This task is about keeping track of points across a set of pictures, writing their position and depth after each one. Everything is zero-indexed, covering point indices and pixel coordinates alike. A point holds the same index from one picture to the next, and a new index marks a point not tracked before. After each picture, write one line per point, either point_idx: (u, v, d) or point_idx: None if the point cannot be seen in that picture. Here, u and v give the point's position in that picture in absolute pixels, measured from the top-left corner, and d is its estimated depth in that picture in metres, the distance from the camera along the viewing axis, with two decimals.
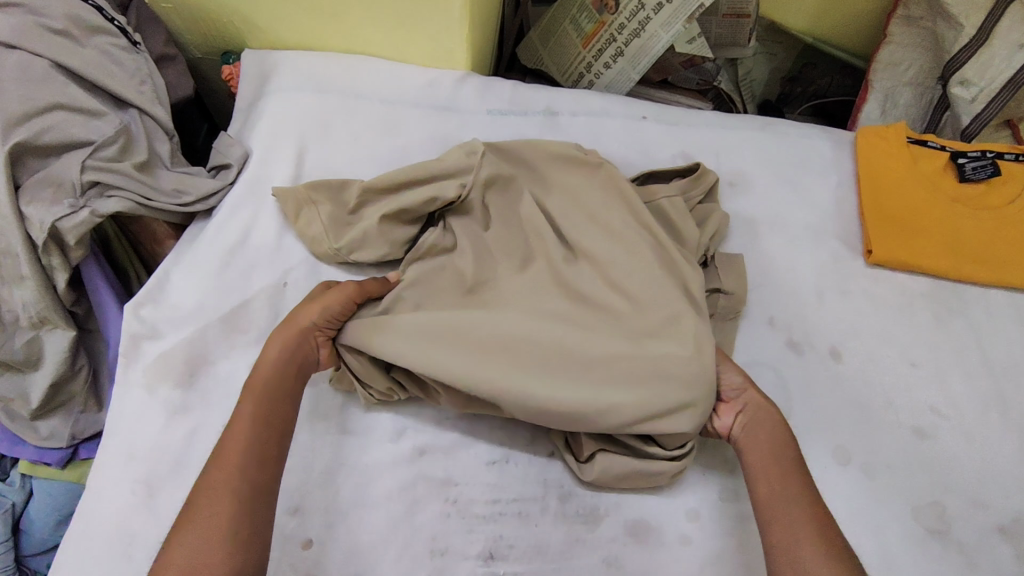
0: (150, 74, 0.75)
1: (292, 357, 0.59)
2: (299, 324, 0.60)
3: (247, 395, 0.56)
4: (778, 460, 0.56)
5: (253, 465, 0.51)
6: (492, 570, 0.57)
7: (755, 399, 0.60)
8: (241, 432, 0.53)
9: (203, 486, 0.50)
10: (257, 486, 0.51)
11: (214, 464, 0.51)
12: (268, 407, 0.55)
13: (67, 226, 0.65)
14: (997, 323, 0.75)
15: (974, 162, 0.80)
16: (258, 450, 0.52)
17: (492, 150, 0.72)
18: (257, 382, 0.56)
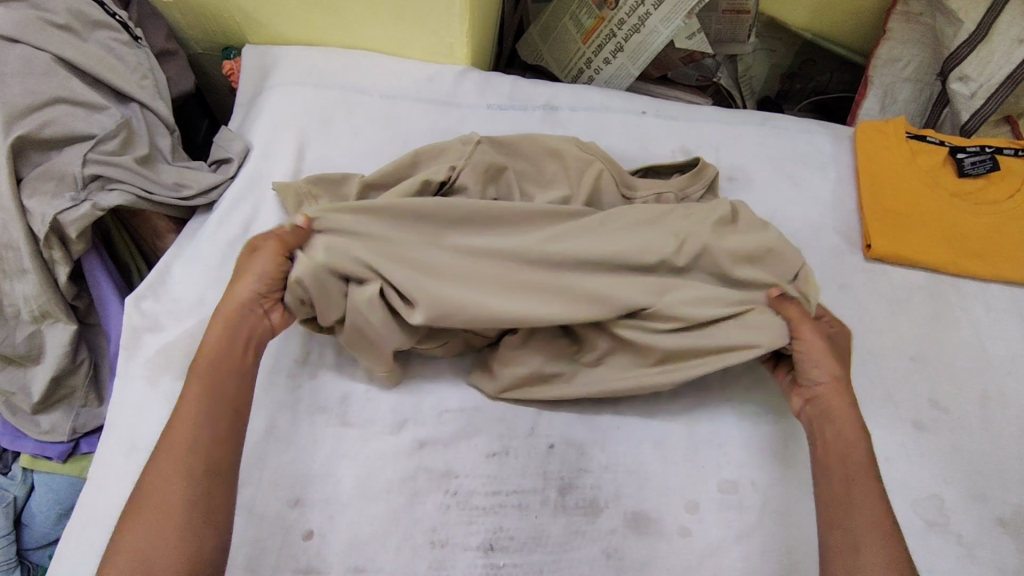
0: (151, 68, 0.76)
1: (239, 333, 0.59)
2: (239, 297, 0.60)
3: (195, 371, 0.56)
4: (847, 459, 0.56)
5: (198, 442, 0.52)
6: (493, 562, 0.58)
7: (831, 393, 0.60)
8: (187, 409, 0.54)
9: (155, 464, 0.52)
10: (206, 469, 0.51)
11: (165, 441, 0.53)
12: (213, 382, 0.56)
13: (69, 219, 0.65)
14: (996, 317, 0.75)
15: (973, 157, 0.80)
16: (204, 427, 0.53)
17: (490, 142, 0.74)
18: (203, 357, 0.57)
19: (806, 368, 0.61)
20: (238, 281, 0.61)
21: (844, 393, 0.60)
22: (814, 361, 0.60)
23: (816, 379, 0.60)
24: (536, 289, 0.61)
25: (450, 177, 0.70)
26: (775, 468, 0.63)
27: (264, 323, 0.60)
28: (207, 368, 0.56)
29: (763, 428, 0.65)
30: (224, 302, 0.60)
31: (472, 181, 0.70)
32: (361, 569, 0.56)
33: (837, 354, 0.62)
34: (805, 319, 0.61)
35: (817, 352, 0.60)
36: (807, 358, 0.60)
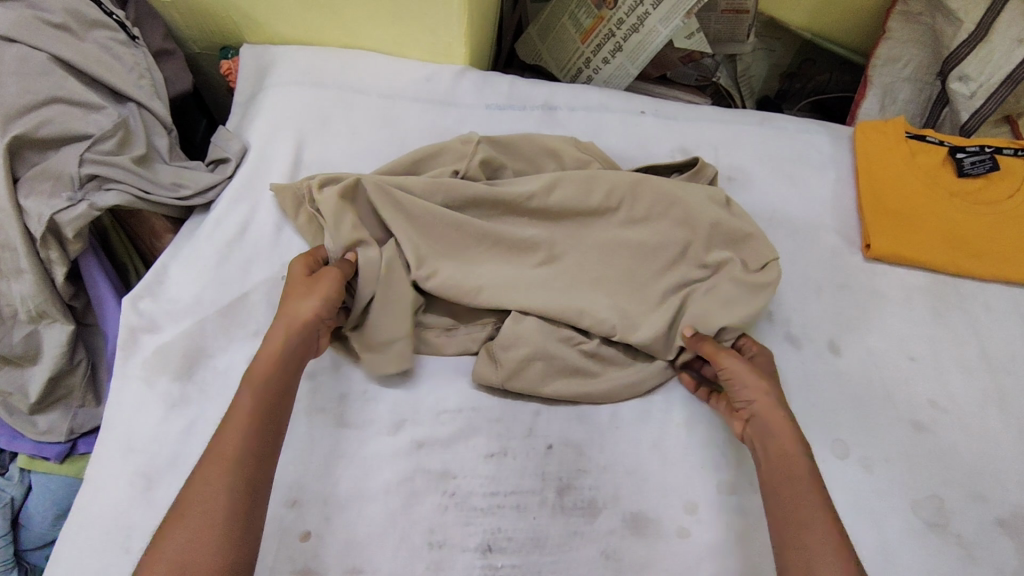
0: (148, 69, 0.76)
1: (294, 348, 0.57)
2: (303, 314, 0.58)
3: (247, 385, 0.54)
4: (790, 472, 0.53)
5: (248, 464, 0.50)
6: (490, 563, 0.57)
7: (767, 412, 0.58)
8: (240, 426, 0.51)
9: (202, 473, 0.49)
10: (251, 488, 0.49)
11: (210, 458, 0.50)
12: (269, 403, 0.53)
13: (66, 220, 0.65)
14: (996, 317, 0.75)
15: (973, 157, 0.80)
16: (255, 451, 0.51)
17: (489, 142, 0.74)
18: (258, 372, 0.55)
19: (738, 390, 0.60)
20: (303, 297, 0.59)
21: (779, 409, 0.57)
22: (742, 382, 0.60)
23: (753, 398, 0.59)
24: (546, 293, 0.66)
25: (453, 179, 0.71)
26: None
27: (314, 348, 0.60)
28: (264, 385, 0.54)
29: None
30: (290, 312, 0.59)
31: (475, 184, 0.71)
32: (358, 570, 0.56)
33: (765, 374, 0.61)
34: (722, 349, 0.62)
35: (742, 374, 0.60)
36: (736, 380, 0.60)
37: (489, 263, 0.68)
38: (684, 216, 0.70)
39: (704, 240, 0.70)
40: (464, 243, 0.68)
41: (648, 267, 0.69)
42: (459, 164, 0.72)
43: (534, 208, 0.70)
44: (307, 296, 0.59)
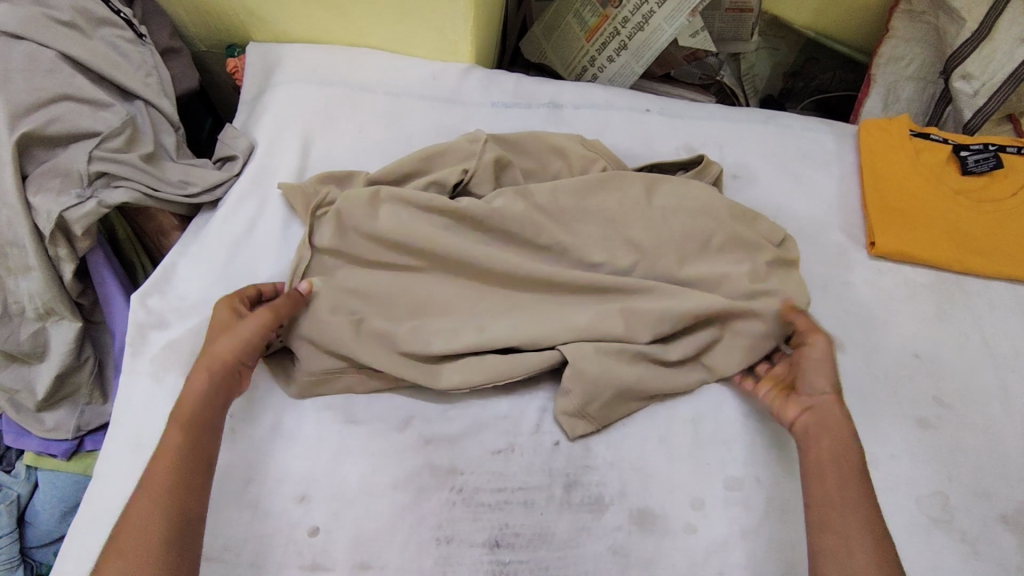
0: (155, 66, 0.76)
1: (218, 388, 0.57)
2: (223, 353, 0.58)
3: (173, 423, 0.54)
4: (838, 457, 0.55)
5: (179, 494, 0.50)
6: (498, 558, 0.58)
7: (833, 403, 0.59)
8: (169, 460, 0.51)
9: (130, 514, 0.48)
10: (182, 520, 0.49)
11: (138, 495, 0.49)
12: (196, 436, 0.54)
13: (74, 217, 0.65)
14: (999, 315, 0.75)
15: (976, 155, 0.80)
16: (184, 482, 0.51)
17: (495, 140, 0.75)
18: (184, 410, 0.55)
19: (810, 381, 0.61)
20: (223, 336, 0.59)
21: (842, 404, 0.59)
22: (816, 374, 0.61)
23: (823, 390, 0.60)
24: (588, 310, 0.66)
25: (462, 178, 0.71)
26: (780, 464, 0.63)
27: (241, 386, 0.60)
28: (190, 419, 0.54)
29: (767, 425, 0.65)
30: (208, 356, 0.58)
31: (483, 183, 0.72)
32: (367, 566, 0.56)
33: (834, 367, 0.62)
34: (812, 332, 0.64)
35: (815, 366, 0.61)
36: (811, 371, 0.61)
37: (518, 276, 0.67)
38: (698, 211, 0.70)
39: (723, 233, 0.70)
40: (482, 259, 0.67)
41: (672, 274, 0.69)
42: (468, 163, 0.72)
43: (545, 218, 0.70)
44: (228, 335, 0.59)
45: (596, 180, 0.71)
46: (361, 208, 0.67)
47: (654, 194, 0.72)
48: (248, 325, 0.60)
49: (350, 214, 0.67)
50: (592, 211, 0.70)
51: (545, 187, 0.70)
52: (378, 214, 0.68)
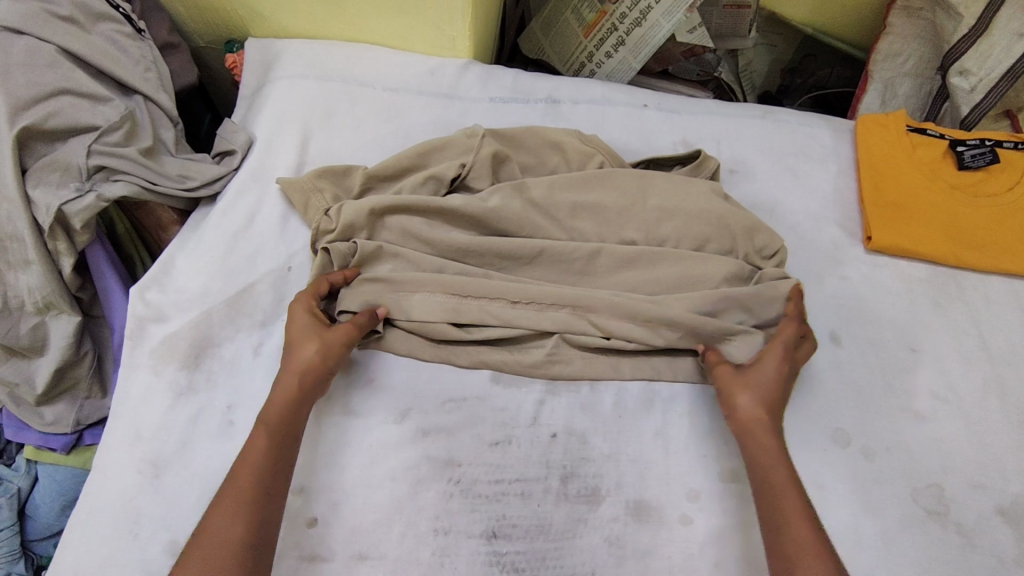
0: (154, 62, 0.76)
1: (305, 393, 0.58)
2: (305, 360, 0.59)
3: (262, 422, 0.56)
4: (769, 489, 0.55)
5: (263, 493, 0.52)
6: (495, 549, 0.58)
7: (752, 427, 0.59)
8: (254, 463, 0.53)
9: (217, 505, 0.51)
10: (263, 520, 0.51)
11: (226, 493, 0.52)
12: (280, 440, 0.55)
13: (73, 210, 0.65)
14: (995, 308, 0.75)
15: (973, 150, 0.80)
16: (266, 483, 0.53)
17: (493, 135, 0.75)
18: (273, 412, 0.56)
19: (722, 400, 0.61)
20: (307, 342, 0.60)
21: (756, 429, 0.58)
22: (736, 391, 0.60)
23: (734, 411, 0.60)
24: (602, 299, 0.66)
25: (459, 172, 0.72)
26: None
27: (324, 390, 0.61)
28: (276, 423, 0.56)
29: None
30: (297, 361, 0.59)
31: (480, 177, 0.72)
32: (366, 556, 0.57)
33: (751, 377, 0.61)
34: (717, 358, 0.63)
35: (728, 390, 0.61)
36: (722, 394, 0.61)
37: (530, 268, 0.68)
38: (696, 210, 0.70)
39: (722, 236, 0.70)
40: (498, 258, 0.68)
41: (683, 277, 0.67)
42: (465, 158, 0.73)
43: (550, 228, 0.70)
44: (310, 333, 0.60)
45: (592, 176, 0.72)
46: (362, 212, 0.67)
47: (648, 191, 0.72)
48: (334, 333, 0.60)
49: (352, 221, 0.67)
50: (589, 208, 0.71)
51: (542, 182, 0.71)
52: (385, 223, 0.69)
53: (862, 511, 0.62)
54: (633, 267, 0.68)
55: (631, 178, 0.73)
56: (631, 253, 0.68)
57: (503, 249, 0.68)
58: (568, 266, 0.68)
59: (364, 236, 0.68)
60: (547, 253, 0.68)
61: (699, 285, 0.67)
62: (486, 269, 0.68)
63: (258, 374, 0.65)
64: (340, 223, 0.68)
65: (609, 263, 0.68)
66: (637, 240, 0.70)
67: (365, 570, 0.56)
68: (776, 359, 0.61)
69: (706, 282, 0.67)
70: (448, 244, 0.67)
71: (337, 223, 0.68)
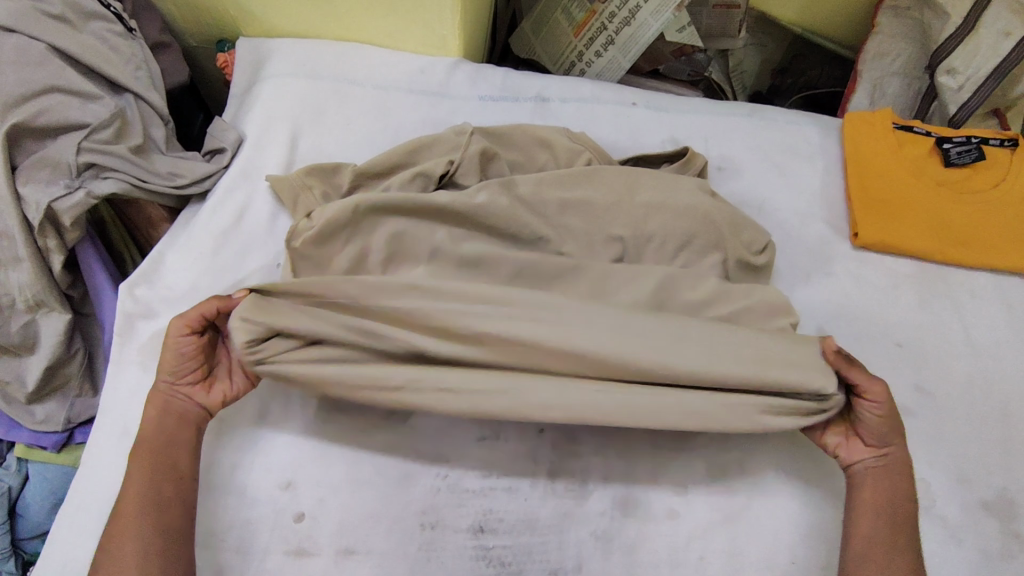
0: (145, 60, 0.76)
1: (166, 408, 0.58)
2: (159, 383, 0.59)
3: (133, 451, 0.56)
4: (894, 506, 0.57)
5: (153, 512, 0.53)
6: (482, 544, 0.58)
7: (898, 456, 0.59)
8: (131, 485, 0.54)
9: (110, 534, 0.53)
10: (157, 528, 0.52)
11: (115, 521, 0.53)
12: (153, 453, 0.55)
13: (63, 207, 0.66)
14: (982, 304, 0.76)
15: (958, 147, 0.81)
16: (149, 503, 0.53)
17: (481, 133, 0.75)
18: (140, 435, 0.57)
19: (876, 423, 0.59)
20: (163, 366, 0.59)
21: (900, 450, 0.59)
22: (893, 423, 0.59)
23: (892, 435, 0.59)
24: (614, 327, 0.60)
25: (447, 169, 0.72)
26: (762, 451, 0.64)
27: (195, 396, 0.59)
28: (144, 441, 0.56)
29: None
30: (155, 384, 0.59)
31: (468, 174, 0.72)
32: (353, 551, 0.57)
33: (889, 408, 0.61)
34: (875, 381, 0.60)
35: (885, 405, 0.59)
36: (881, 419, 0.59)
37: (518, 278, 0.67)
38: (684, 205, 0.71)
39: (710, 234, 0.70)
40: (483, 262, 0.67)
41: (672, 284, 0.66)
42: (454, 155, 0.73)
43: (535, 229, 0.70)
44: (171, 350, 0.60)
45: (579, 173, 0.73)
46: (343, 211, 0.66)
47: (635, 187, 0.73)
48: (169, 335, 0.58)
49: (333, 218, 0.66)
50: (577, 204, 0.71)
51: (530, 179, 0.71)
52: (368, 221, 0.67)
53: None
54: (618, 277, 0.66)
55: (618, 175, 0.73)
56: None
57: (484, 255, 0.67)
58: (549, 271, 0.66)
59: (345, 237, 0.67)
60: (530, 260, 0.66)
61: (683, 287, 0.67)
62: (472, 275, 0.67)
63: None
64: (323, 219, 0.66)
65: (595, 266, 0.67)
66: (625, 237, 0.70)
67: (352, 564, 0.56)
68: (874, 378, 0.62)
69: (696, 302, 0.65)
70: (433, 242, 0.67)
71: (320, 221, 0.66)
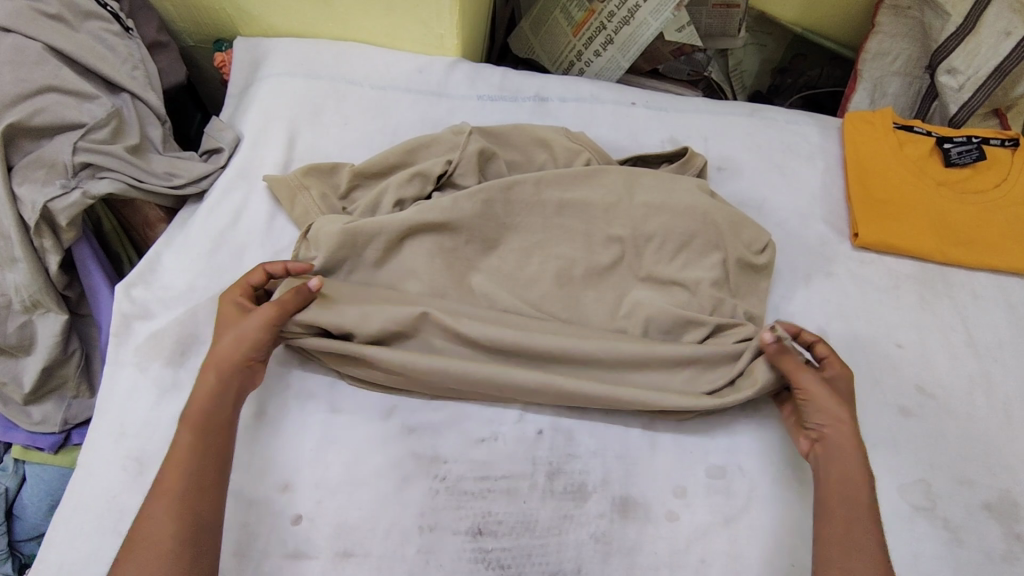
0: (142, 60, 0.76)
1: (225, 386, 0.57)
2: (229, 351, 0.58)
3: (184, 423, 0.55)
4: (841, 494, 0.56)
5: (199, 493, 0.52)
6: (481, 546, 0.58)
7: (840, 442, 0.58)
8: (179, 461, 0.53)
9: (148, 505, 0.52)
10: (198, 510, 0.52)
11: (155, 495, 0.52)
12: (207, 432, 0.55)
13: (59, 207, 0.66)
14: (983, 304, 0.76)
15: (959, 146, 0.81)
16: (194, 482, 0.52)
17: (480, 132, 0.75)
18: (195, 409, 0.56)
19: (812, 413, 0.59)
20: (225, 335, 0.59)
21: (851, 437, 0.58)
22: (824, 407, 0.59)
23: (836, 420, 0.58)
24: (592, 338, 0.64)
25: (445, 169, 0.71)
26: (763, 453, 0.64)
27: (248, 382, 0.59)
28: (200, 419, 0.55)
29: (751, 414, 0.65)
30: (215, 353, 0.58)
31: (467, 174, 0.72)
32: (350, 553, 0.57)
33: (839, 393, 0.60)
34: (801, 366, 0.61)
35: (821, 398, 0.59)
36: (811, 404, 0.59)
37: (511, 285, 0.68)
38: (684, 207, 0.70)
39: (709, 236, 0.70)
40: (474, 267, 0.69)
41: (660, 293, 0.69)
42: (452, 155, 0.73)
43: (529, 236, 0.70)
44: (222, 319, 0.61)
45: (579, 173, 0.72)
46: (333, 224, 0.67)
47: (634, 187, 0.72)
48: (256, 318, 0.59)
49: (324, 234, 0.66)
50: (575, 205, 0.71)
51: (530, 178, 0.71)
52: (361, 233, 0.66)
53: None
54: (601, 290, 0.69)
55: (620, 176, 0.73)
56: (607, 263, 0.69)
57: (476, 262, 0.69)
58: (531, 279, 0.68)
59: (335, 256, 0.66)
60: (520, 272, 0.68)
61: (672, 292, 0.69)
62: (468, 280, 0.68)
63: None
64: (315, 237, 0.67)
65: (586, 274, 0.69)
66: (623, 237, 0.70)
67: (349, 566, 0.56)
68: (842, 374, 0.61)
69: (686, 322, 0.66)
70: (426, 246, 0.67)
71: (313, 241, 0.67)
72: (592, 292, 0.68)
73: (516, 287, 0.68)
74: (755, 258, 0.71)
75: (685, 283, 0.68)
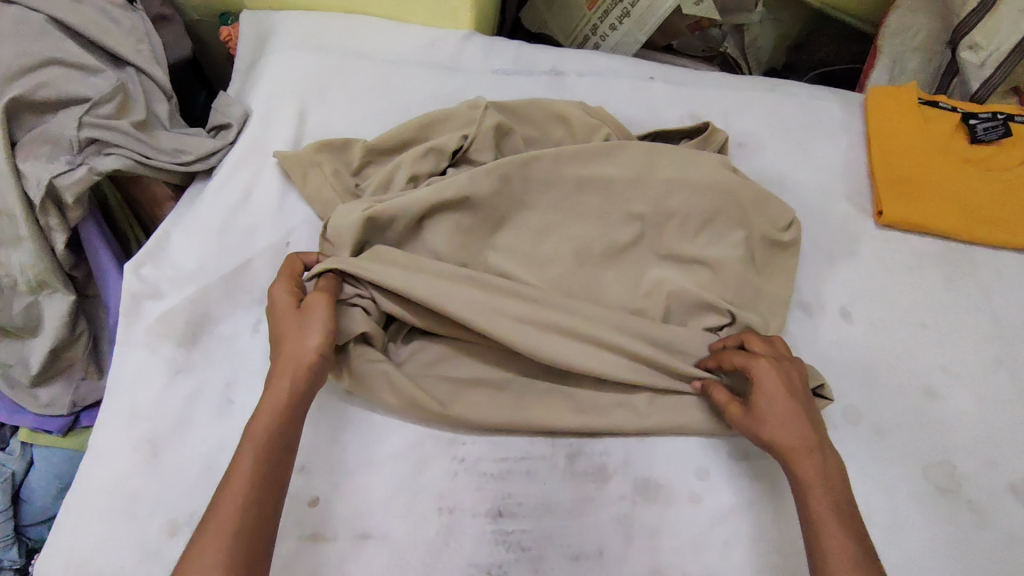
0: (148, 33, 0.73)
1: (296, 402, 0.51)
2: (306, 356, 0.52)
3: (249, 443, 0.49)
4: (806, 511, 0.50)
5: (257, 525, 0.46)
6: (501, 527, 0.57)
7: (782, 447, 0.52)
8: (241, 483, 0.47)
9: (199, 535, 0.45)
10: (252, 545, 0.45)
11: (208, 524, 0.45)
12: (274, 453, 0.49)
13: (65, 183, 0.64)
14: (1008, 284, 0.74)
15: (985, 123, 0.79)
16: (254, 518, 0.46)
17: (497, 107, 0.73)
18: (263, 424, 0.50)
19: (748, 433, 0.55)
20: (302, 335, 0.53)
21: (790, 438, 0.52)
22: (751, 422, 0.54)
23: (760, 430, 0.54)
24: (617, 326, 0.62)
25: (461, 144, 0.70)
26: None
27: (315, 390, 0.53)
28: (265, 440, 0.49)
29: None
30: (292, 360, 0.52)
31: (483, 150, 0.70)
32: (369, 535, 0.55)
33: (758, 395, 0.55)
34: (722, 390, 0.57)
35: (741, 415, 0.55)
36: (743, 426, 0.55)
37: (529, 263, 0.66)
38: (707, 184, 0.68)
39: (730, 212, 0.69)
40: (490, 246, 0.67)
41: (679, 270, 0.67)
42: (468, 130, 0.71)
43: (547, 214, 0.68)
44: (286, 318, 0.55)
45: (599, 149, 0.70)
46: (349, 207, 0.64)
47: (656, 163, 0.70)
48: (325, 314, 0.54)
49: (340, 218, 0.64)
50: (594, 181, 0.69)
51: (548, 154, 0.69)
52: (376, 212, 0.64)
53: (874, 489, 0.60)
54: (618, 271, 0.67)
55: (639, 151, 0.71)
56: (625, 241, 0.67)
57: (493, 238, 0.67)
58: (550, 258, 0.66)
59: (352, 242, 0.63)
60: (538, 250, 0.67)
61: (691, 269, 0.68)
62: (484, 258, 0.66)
63: (256, 351, 0.64)
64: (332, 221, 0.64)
65: (604, 252, 0.67)
66: (643, 216, 0.68)
67: (368, 549, 0.55)
68: (765, 371, 0.55)
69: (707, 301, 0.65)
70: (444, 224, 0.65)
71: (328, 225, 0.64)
72: (611, 272, 0.67)
73: (533, 265, 0.66)
74: (774, 235, 0.69)
75: (705, 262, 0.67)
